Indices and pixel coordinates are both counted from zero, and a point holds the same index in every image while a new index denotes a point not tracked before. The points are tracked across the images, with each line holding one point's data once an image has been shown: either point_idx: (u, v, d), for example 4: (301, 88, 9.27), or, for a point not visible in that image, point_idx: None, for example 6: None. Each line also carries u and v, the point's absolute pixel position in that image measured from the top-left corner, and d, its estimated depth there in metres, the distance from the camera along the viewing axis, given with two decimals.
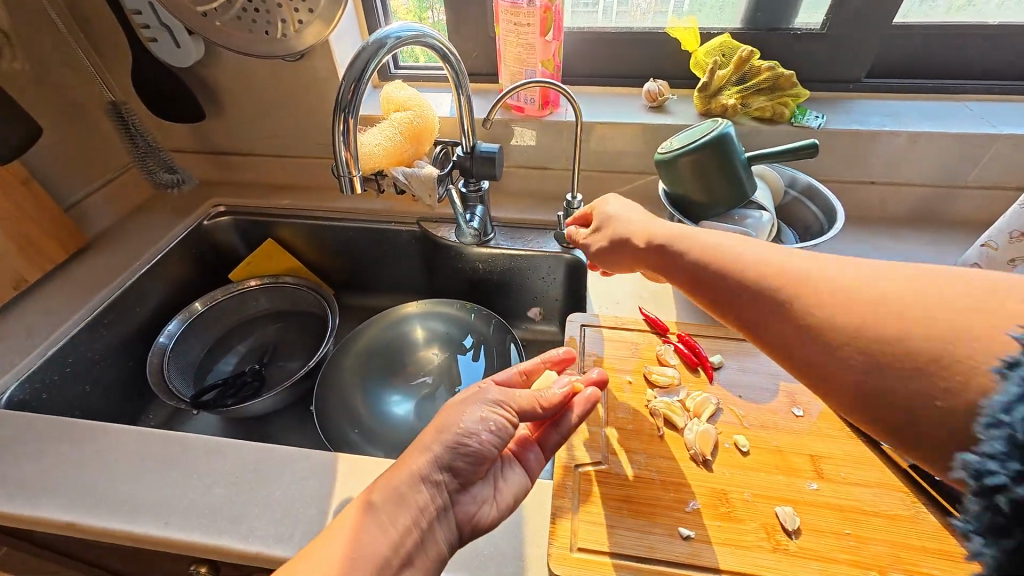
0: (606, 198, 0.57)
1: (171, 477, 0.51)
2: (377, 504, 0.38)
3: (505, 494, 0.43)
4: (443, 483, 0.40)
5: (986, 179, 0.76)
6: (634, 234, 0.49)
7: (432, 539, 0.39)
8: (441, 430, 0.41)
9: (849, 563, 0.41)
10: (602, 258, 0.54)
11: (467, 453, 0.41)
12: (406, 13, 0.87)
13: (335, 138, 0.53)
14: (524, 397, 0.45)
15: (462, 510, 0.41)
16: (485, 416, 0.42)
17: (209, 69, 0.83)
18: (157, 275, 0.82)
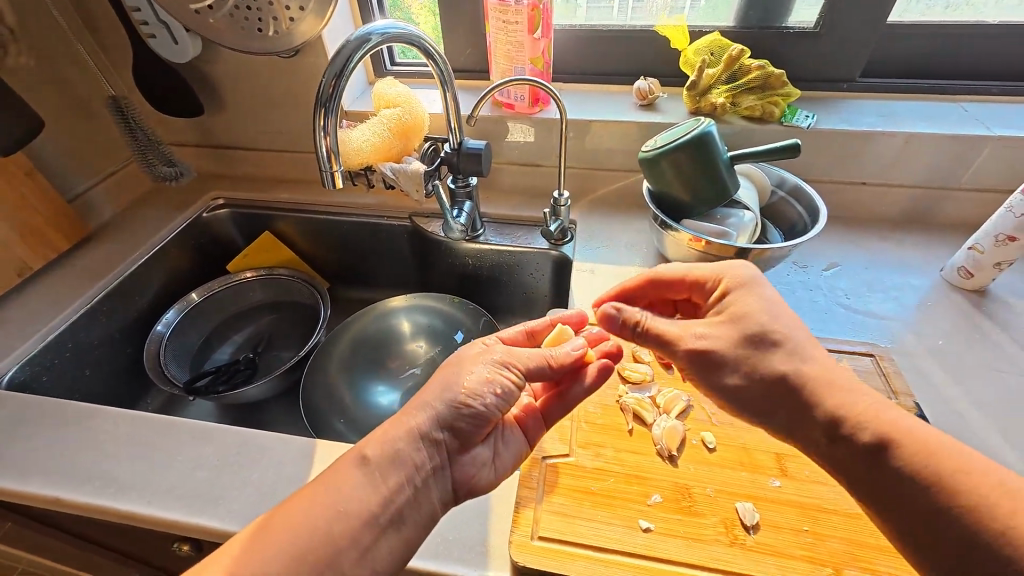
0: (751, 301, 0.45)
1: (157, 458, 0.53)
2: (372, 461, 0.41)
3: (503, 459, 0.46)
4: (442, 443, 0.42)
5: (980, 180, 0.75)
6: (826, 397, 0.40)
7: (426, 497, 0.41)
8: (445, 389, 0.44)
9: (805, 559, 0.42)
10: (751, 394, 0.42)
11: (470, 414, 0.43)
12: (421, 10, 0.88)
13: (315, 132, 0.54)
14: (528, 359, 0.47)
15: (460, 471, 0.43)
16: (491, 378, 0.44)
17: (208, 65, 0.85)
18: (156, 266, 0.85)
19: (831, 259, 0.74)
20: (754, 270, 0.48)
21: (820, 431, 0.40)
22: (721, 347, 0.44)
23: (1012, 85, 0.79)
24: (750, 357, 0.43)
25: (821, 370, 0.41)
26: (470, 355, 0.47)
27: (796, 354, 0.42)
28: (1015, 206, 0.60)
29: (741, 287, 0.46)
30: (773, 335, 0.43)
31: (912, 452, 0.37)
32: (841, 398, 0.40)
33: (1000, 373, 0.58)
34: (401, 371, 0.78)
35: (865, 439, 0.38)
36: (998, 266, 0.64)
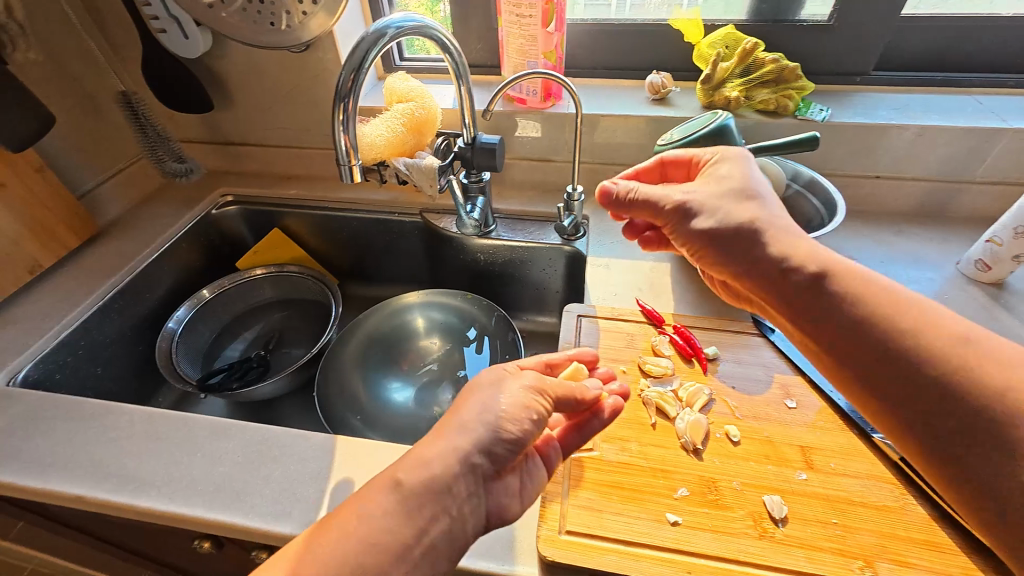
0: (735, 169, 0.51)
1: (177, 454, 0.53)
2: (406, 486, 0.37)
3: (530, 490, 0.42)
4: (479, 469, 0.38)
5: (996, 173, 0.75)
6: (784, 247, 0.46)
7: (461, 528, 0.37)
8: (483, 412, 0.40)
9: (835, 551, 0.41)
10: (719, 232, 0.48)
11: (508, 441, 0.39)
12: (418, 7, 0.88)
13: (334, 126, 0.54)
14: (558, 387, 0.44)
15: (494, 499, 0.40)
16: (528, 404, 0.41)
17: (217, 61, 0.84)
18: (166, 263, 0.84)
19: (847, 253, 0.74)
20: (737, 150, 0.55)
21: (770, 266, 0.46)
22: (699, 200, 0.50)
23: None
24: (724, 202, 0.49)
25: (782, 219, 0.48)
26: (498, 381, 0.43)
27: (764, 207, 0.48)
28: None
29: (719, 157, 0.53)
30: (748, 191, 0.49)
31: (854, 290, 0.42)
32: (797, 247, 0.45)
33: None
34: (415, 368, 0.77)
35: (811, 274, 0.44)
36: (1016, 260, 0.64)
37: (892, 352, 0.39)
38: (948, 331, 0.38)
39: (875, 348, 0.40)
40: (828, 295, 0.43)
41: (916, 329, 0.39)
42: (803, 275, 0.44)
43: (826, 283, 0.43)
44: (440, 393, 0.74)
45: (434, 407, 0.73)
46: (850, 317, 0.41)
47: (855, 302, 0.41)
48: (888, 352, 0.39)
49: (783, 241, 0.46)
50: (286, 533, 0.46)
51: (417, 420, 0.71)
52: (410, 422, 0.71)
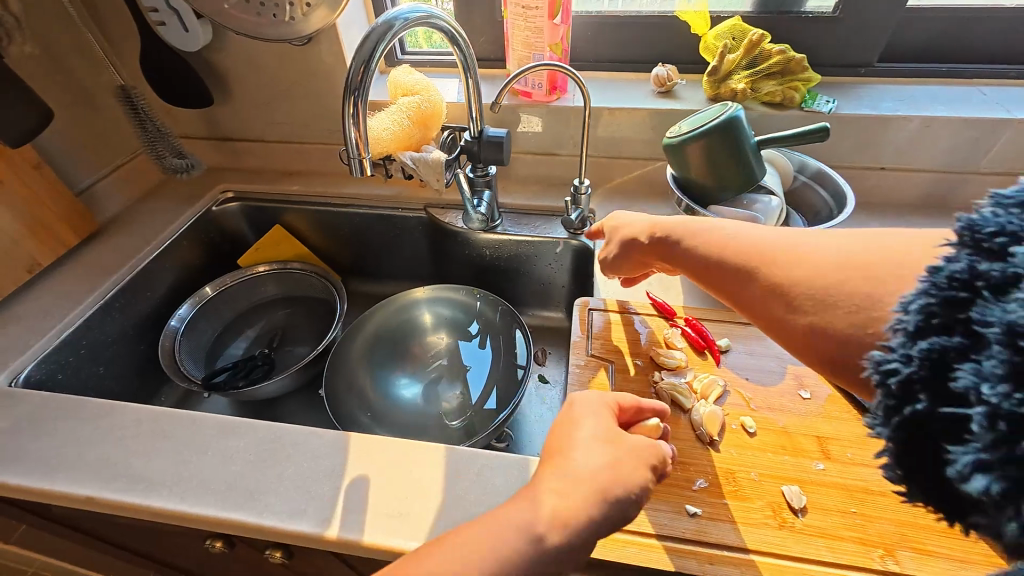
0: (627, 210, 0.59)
1: (187, 453, 0.52)
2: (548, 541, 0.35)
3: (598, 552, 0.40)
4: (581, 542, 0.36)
5: (1000, 164, 0.75)
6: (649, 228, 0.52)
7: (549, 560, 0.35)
8: (613, 478, 0.38)
9: (856, 541, 0.41)
10: (618, 255, 0.55)
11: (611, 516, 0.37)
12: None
13: (344, 120, 0.53)
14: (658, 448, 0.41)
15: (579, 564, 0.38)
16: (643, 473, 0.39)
17: (216, 54, 0.83)
18: (167, 260, 0.83)
19: None
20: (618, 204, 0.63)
21: (666, 250, 0.50)
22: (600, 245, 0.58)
23: None
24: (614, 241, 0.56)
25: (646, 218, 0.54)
26: (610, 435, 0.41)
27: (624, 223, 0.57)
28: None
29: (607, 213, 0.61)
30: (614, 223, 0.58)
31: (689, 237, 0.48)
32: (658, 226, 0.51)
33: None
34: (422, 364, 0.77)
35: (672, 246, 0.49)
36: None
37: (722, 271, 0.43)
38: (750, 235, 0.43)
39: (706, 272, 0.45)
40: (677, 250, 0.48)
41: (723, 247, 0.44)
42: (670, 245, 0.49)
43: (678, 241, 0.48)
44: (447, 389, 0.74)
45: (442, 403, 0.72)
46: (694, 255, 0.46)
47: (697, 245, 0.46)
48: (717, 271, 0.44)
49: (646, 223, 0.53)
50: (301, 532, 0.45)
51: (425, 417, 0.71)
52: (419, 419, 0.70)
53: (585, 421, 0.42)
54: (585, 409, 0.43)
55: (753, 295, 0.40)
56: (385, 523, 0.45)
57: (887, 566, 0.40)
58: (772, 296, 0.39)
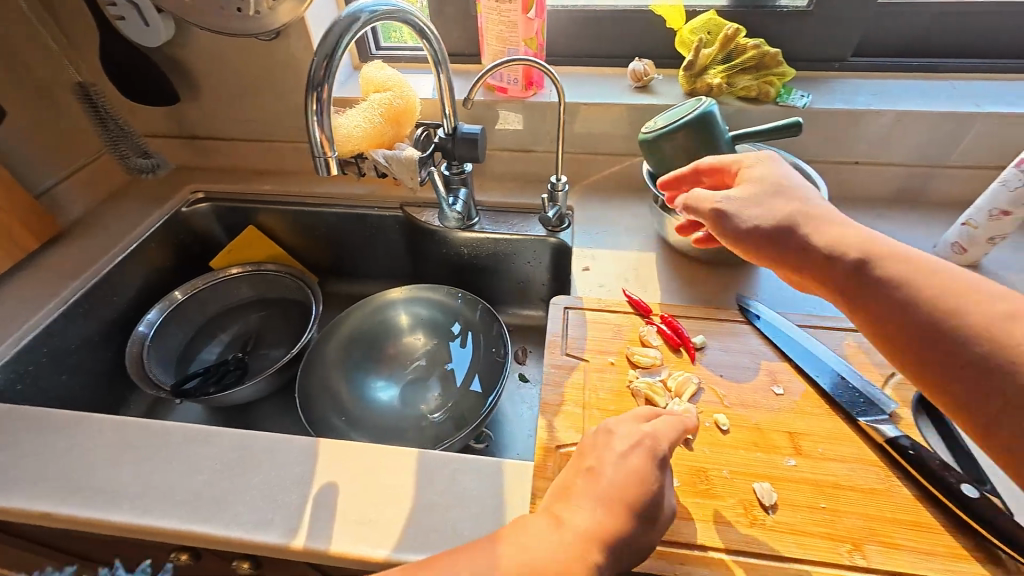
0: (765, 170, 0.52)
1: (149, 464, 0.50)
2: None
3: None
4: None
5: (970, 158, 0.76)
6: (815, 231, 0.46)
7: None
8: (620, 539, 0.38)
9: (824, 536, 0.42)
10: (752, 231, 0.49)
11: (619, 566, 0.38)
12: None
13: (308, 117, 0.51)
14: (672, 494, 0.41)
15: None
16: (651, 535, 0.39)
17: (181, 50, 0.80)
18: (134, 264, 0.80)
19: None
20: (767, 152, 0.55)
21: (821, 260, 0.45)
22: (743, 202, 0.50)
23: (997, 62, 0.80)
24: (772, 206, 0.49)
25: (806, 209, 0.48)
26: (644, 485, 0.40)
27: (797, 199, 0.49)
28: (1009, 180, 0.61)
29: (765, 160, 0.54)
30: (779, 187, 0.50)
31: (888, 260, 0.42)
32: (841, 235, 0.46)
33: None
34: (401, 366, 0.76)
35: (855, 259, 0.43)
36: (990, 241, 0.65)
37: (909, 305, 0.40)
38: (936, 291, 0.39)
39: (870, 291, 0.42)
40: (867, 272, 0.43)
41: (930, 293, 0.39)
42: (842, 258, 0.44)
43: (861, 259, 0.43)
44: (426, 390, 0.73)
45: (420, 405, 0.71)
46: (881, 282, 0.42)
47: (897, 277, 0.41)
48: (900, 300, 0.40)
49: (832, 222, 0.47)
50: (267, 543, 0.44)
51: (403, 420, 0.70)
52: (396, 422, 0.69)
53: (618, 457, 0.41)
54: (617, 438, 0.42)
55: (927, 343, 0.39)
56: (353, 531, 0.44)
57: (855, 561, 0.40)
58: (965, 347, 0.37)
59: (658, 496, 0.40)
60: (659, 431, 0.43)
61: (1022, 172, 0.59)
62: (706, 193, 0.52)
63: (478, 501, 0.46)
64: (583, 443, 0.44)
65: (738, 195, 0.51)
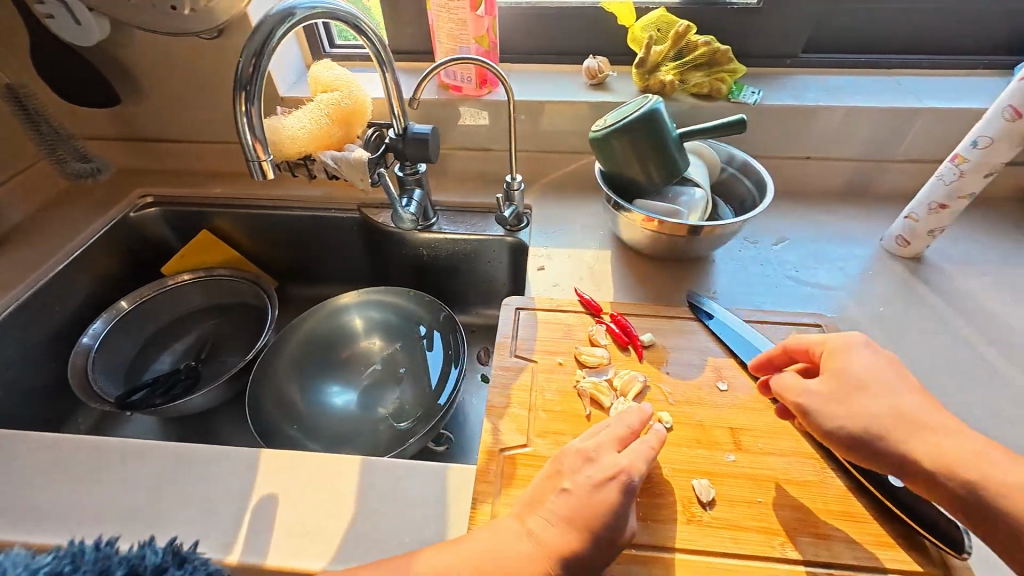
0: (863, 360, 0.45)
1: (80, 482, 0.49)
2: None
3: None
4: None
5: (915, 152, 0.78)
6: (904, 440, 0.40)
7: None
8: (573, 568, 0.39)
9: (758, 530, 0.42)
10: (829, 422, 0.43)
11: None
12: None
13: (238, 118, 0.49)
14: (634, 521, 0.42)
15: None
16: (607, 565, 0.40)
17: (121, 49, 0.77)
18: (77, 273, 0.78)
19: (780, 234, 0.75)
20: (861, 335, 0.48)
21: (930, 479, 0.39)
22: (831, 397, 0.44)
23: (940, 58, 0.82)
24: (860, 402, 0.43)
25: (902, 407, 0.42)
26: (607, 518, 0.40)
27: (886, 400, 0.42)
28: (945, 175, 0.62)
29: (853, 348, 0.46)
30: (863, 382, 0.43)
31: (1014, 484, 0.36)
32: (935, 442, 0.39)
33: (935, 335, 0.61)
34: (356, 370, 0.75)
35: (967, 482, 0.37)
36: (930, 234, 0.67)
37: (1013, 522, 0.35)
38: None
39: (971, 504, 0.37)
40: (982, 498, 0.37)
41: None
42: (947, 477, 0.38)
43: (975, 484, 0.37)
44: (383, 395, 0.72)
45: (377, 410, 0.70)
46: (989, 504, 0.36)
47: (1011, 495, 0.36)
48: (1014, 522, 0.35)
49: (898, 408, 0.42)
50: (200, 560, 0.43)
51: (359, 425, 0.69)
52: (352, 427, 0.68)
53: (592, 487, 0.41)
54: (593, 467, 0.43)
55: (1017, 542, 0.35)
56: (291, 543, 0.44)
57: (786, 554, 0.41)
58: None
59: (619, 529, 0.40)
60: (635, 462, 0.42)
61: (956, 167, 0.61)
62: (793, 377, 0.47)
63: (420, 507, 0.46)
64: (561, 462, 0.44)
65: (818, 390, 0.45)
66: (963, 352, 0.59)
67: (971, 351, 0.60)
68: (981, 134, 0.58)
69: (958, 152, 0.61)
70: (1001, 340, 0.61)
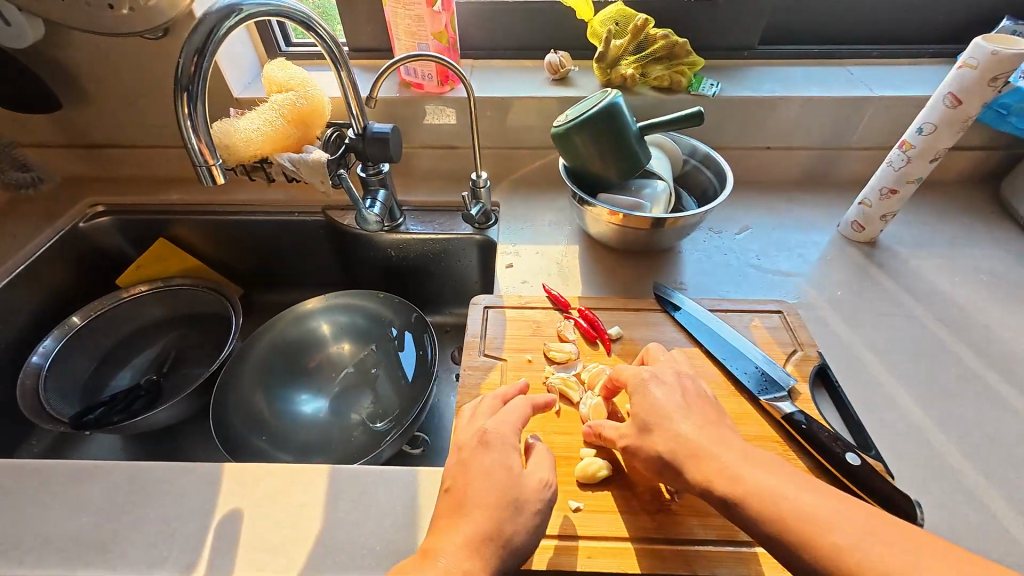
0: (656, 389, 0.46)
1: (28, 510, 0.46)
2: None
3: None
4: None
5: (867, 140, 0.81)
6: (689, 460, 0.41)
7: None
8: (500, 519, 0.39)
9: (724, 515, 0.43)
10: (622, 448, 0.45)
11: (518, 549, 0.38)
12: None
13: (180, 121, 0.47)
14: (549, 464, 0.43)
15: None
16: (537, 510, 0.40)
17: (57, 51, 0.73)
18: (23, 288, 0.74)
19: (743, 223, 0.77)
20: (651, 368, 0.48)
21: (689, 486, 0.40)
22: (631, 439, 0.44)
23: (888, 48, 0.85)
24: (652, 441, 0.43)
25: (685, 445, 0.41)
26: (504, 477, 0.41)
27: (668, 436, 0.42)
28: (894, 161, 0.64)
29: (647, 383, 0.46)
30: (648, 421, 0.44)
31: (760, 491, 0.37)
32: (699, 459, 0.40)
33: (889, 316, 0.64)
34: (324, 376, 0.73)
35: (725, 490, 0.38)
36: (883, 219, 0.69)
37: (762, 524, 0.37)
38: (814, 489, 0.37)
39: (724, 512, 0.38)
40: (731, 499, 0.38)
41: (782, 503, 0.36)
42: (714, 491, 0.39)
43: (728, 495, 0.38)
44: (353, 399, 0.71)
45: (348, 415, 0.69)
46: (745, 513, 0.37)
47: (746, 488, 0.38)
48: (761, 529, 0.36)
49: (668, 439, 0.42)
50: None
51: (329, 432, 0.67)
52: (322, 435, 0.67)
53: (473, 463, 0.42)
54: (468, 446, 0.43)
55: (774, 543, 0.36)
56: (258, 558, 0.42)
57: (750, 536, 0.42)
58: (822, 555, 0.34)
59: (519, 477, 0.41)
60: (501, 426, 0.44)
61: (903, 153, 0.63)
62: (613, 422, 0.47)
63: (390, 513, 0.45)
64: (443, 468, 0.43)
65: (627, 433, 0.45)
66: (915, 331, 0.62)
67: (922, 330, 0.62)
68: (925, 121, 0.61)
69: (905, 139, 0.63)
70: (950, 318, 0.64)
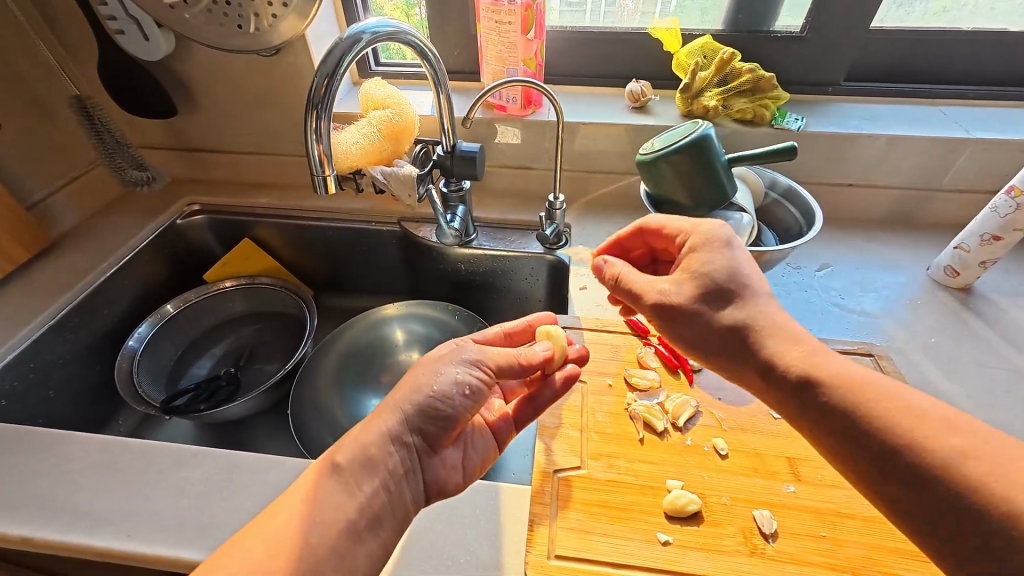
0: (716, 258, 0.45)
1: (136, 487, 0.49)
2: (344, 468, 0.40)
3: (472, 462, 0.47)
4: (413, 446, 0.43)
5: (961, 182, 0.78)
6: None
7: (399, 499, 0.41)
8: (414, 390, 0.43)
9: (825, 566, 0.41)
10: (716, 335, 0.43)
11: (437, 416, 0.43)
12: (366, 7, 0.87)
13: (306, 134, 0.51)
14: (501, 357, 0.47)
15: (430, 473, 0.43)
16: (460, 379, 0.44)
17: (180, 64, 0.80)
18: (127, 276, 0.80)
19: (824, 260, 0.75)
20: (727, 231, 0.47)
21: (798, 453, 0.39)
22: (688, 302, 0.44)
23: (982, 90, 0.82)
24: None
25: None
26: (434, 356, 0.48)
27: None
28: (999, 207, 0.61)
29: (703, 248, 0.46)
30: None
31: None
32: None
33: (989, 368, 0.60)
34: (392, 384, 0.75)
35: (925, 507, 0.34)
36: (982, 265, 0.66)
37: None
38: None
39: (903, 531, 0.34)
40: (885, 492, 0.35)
41: None
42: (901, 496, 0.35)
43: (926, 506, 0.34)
44: None
45: None
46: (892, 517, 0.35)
47: None
48: None
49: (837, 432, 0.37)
50: None
51: None
52: None
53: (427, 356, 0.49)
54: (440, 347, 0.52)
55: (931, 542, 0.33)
56: None
57: None
58: None
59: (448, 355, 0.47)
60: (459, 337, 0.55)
61: (1011, 200, 0.60)
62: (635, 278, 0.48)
63: (473, 525, 0.44)
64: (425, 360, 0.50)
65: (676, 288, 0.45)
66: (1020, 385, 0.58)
67: None
68: None
69: (1013, 185, 0.60)
70: None
